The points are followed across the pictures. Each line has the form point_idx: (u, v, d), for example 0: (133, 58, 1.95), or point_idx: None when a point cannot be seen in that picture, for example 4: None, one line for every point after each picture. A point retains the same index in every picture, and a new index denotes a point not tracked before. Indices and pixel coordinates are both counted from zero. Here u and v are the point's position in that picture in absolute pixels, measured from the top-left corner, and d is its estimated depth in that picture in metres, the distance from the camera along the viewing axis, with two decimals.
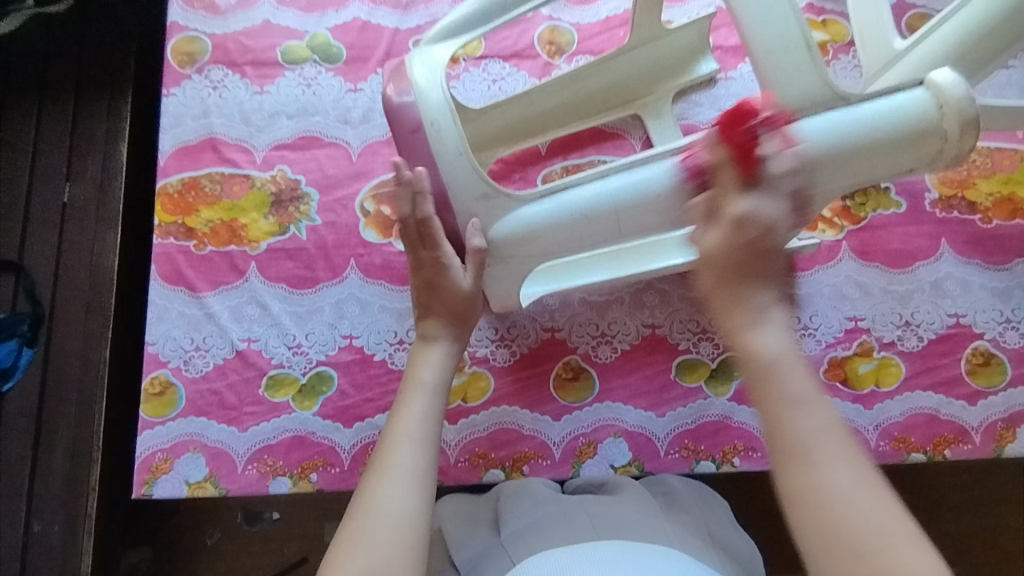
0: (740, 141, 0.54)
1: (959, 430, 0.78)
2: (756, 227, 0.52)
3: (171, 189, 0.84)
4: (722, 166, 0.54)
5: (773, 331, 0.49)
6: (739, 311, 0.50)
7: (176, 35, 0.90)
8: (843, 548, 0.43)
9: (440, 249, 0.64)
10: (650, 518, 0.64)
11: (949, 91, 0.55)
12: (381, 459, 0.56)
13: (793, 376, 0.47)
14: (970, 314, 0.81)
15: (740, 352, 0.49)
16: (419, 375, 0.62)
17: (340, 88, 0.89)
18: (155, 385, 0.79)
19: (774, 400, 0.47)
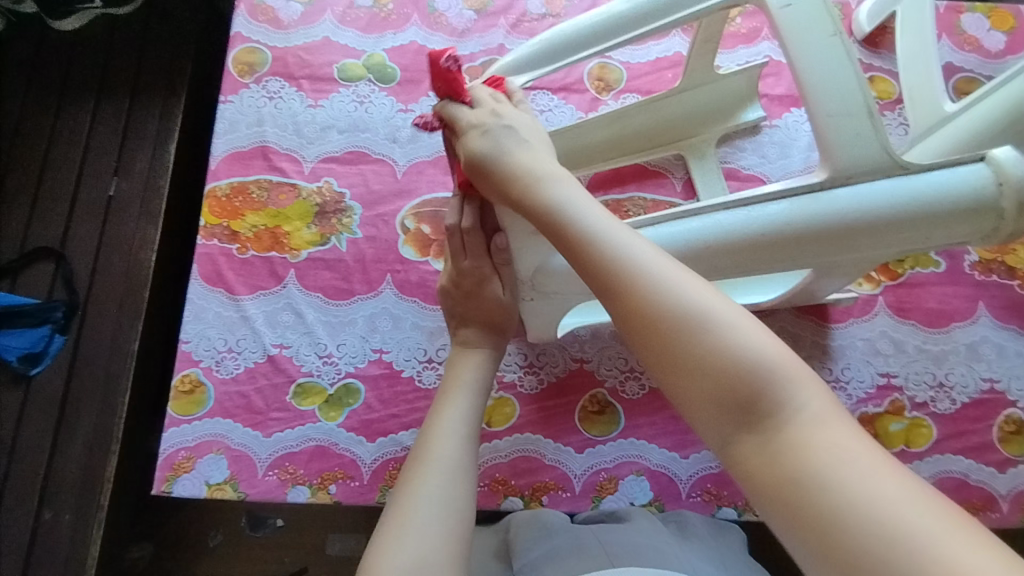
0: (442, 72, 0.60)
1: (988, 497, 0.76)
2: (482, 128, 0.58)
3: (220, 192, 0.86)
4: (450, 110, 0.61)
5: (559, 188, 0.51)
6: (516, 189, 0.54)
7: (238, 45, 0.93)
8: (675, 331, 0.40)
9: (481, 260, 0.67)
10: (661, 543, 0.64)
11: (1009, 169, 0.56)
12: (424, 452, 0.56)
13: (594, 217, 0.48)
14: (1005, 380, 0.80)
15: (541, 220, 0.51)
16: (458, 374, 0.63)
17: (392, 108, 0.91)
18: (185, 383, 0.79)
19: (577, 238, 0.47)
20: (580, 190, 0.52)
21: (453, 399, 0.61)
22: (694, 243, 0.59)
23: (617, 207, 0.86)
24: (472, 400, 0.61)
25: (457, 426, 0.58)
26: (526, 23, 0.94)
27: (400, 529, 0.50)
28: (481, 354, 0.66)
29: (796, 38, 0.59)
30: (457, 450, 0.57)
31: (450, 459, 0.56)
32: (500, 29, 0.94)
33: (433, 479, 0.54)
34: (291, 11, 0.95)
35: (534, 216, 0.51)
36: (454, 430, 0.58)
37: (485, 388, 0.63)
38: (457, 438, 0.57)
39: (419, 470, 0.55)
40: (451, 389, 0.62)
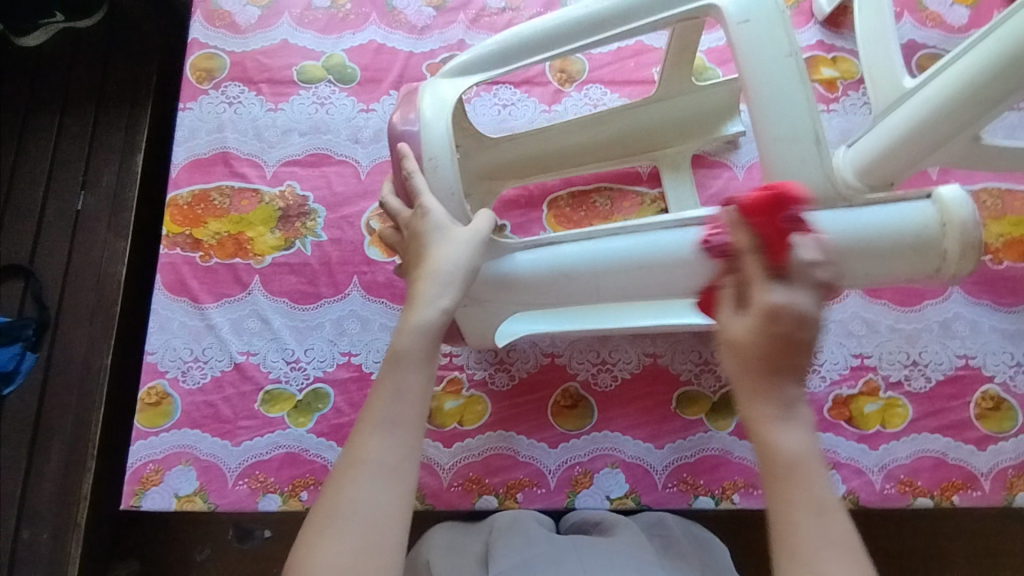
0: (775, 228, 0.49)
1: (968, 475, 0.75)
2: (789, 321, 0.46)
3: (181, 201, 0.86)
4: (745, 254, 0.48)
5: (805, 431, 0.46)
6: (764, 401, 0.46)
7: (195, 52, 0.92)
8: None
9: (426, 196, 0.61)
10: (641, 565, 0.62)
11: (954, 209, 0.59)
12: (352, 451, 0.51)
13: (824, 484, 0.44)
14: (979, 356, 0.80)
15: (760, 447, 0.46)
16: (399, 346, 0.55)
17: (353, 108, 0.90)
18: (151, 395, 0.79)
19: (797, 507, 0.44)
20: (816, 441, 0.46)
21: (386, 386, 0.53)
22: (627, 261, 0.64)
23: (583, 199, 0.86)
24: (404, 386, 0.53)
25: (389, 422, 0.52)
26: (486, 17, 0.93)
27: (327, 536, 0.48)
28: (429, 312, 0.56)
29: (750, 54, 0.59)
30: (389, 449, 0.51)
31: (380, 459, 0.50)
32: (460, 24, 0.93)
33: (359, 487, 0.49)
34: (248, 15, 0.94)
35: (759, 444, 0.46)
36: (384, 426, 0.52)
37: (426, 355, 0.55)
38: (388, 433, 0.51)
39: (345, 475, 0.50)
40: (385, 376, 0.54)
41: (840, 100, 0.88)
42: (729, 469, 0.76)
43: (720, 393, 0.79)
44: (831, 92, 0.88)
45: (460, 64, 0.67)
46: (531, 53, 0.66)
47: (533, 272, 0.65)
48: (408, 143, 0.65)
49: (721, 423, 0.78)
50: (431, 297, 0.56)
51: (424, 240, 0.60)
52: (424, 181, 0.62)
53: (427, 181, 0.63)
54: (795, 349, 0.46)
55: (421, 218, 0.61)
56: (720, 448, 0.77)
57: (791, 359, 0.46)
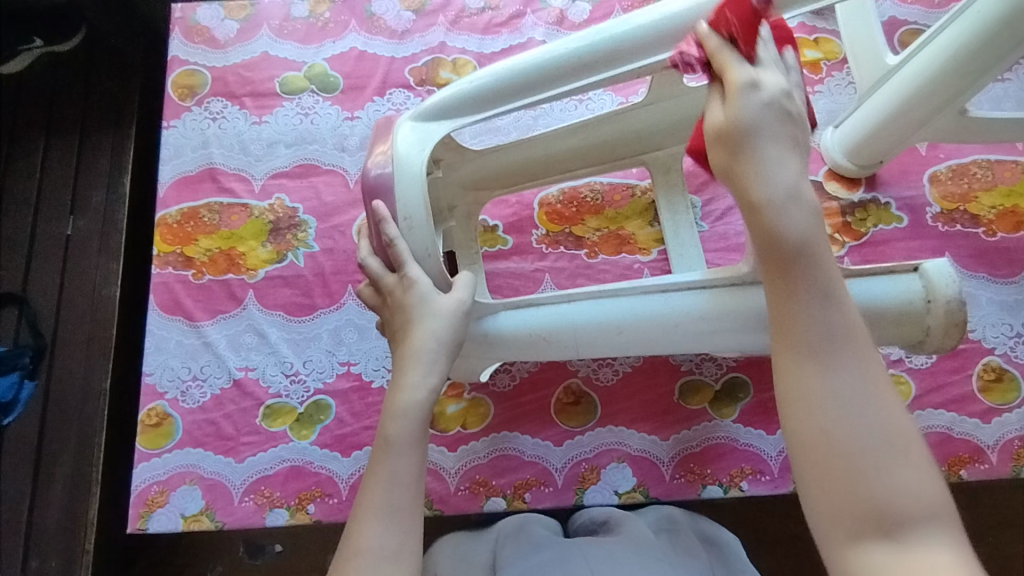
0: (749, 16, 0.50)
1: (974, 449, 0.75)
2: (766, 95, 0.48)
3: (171, 220, 0.85)
4: (721, 49, 0.50)
5: (807, 215, 0.46)
6: (756, 182, 0.47)
7: (176, 69, 0.91)
8: (832, 447, 0.42)
9: (408, 268, 0.60)
10: (648, 562, 0.62)
11: (940, 287, 0.61)
12: (350, 542, 0.54)
13: (828, 275, 0.45)
14: (979, 329, 0.79)
15: (761, 232, 0.46)
16: (388, 433, 0.57)
17: (338, 116, 0.89)
18: (152, 417, 0.78)
19: (799, 288, 0.45)
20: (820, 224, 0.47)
21: (382, 472, 0.56)
22: (605, 324, 0.65)
23: (574, 195, 0.86)
24: (399, 472, 0.55)
25: (387, 509, 0.54)
26: (466, 18, 0.93)
27: None
28: (417, 395, 0.57)
29: None
30: (388, 536, 0.53)
31: (381, 548, 0.53)
32: (440, 26, 0.92)
33: None
34: (227, 29, 0.93)
35: (756, 232, 0.47)
36: (383, 513, 0.54)
37: (418, 439, 0.57)
38: (386, 520, 0.54)
39: (346, 563, 0.53)
40: (380, 464, 0.56)
41: (825, 80, 0.88)
42: (735, 457, 0.76)
43: (723, 381, 0.78)
44: (816, 74, 0.88)
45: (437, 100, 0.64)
46: (517, 91, 0.63)
47: (515, 332, 0.66)
48: (384, 200, 0.61)
49: (726, 410, 0.77)
50: (419, 379, 0.58)
51: (407, 316, 0.60)
52: (406, 247, 0.61)
53: (409, 244, 0.61)
54: (782, 126, 0.48)
55: (406, 289, 0.60)
56: (726, 436, 0.77)
57: (779, 145, 0.48)
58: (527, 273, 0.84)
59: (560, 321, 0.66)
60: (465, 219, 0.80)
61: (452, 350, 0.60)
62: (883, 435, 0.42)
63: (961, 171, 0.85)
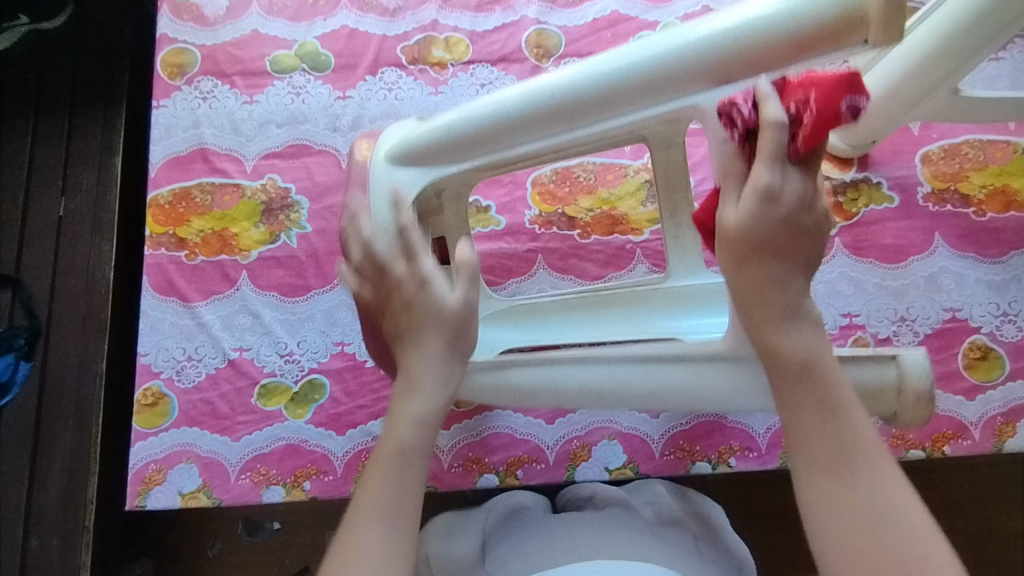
0: (831, 117, 0.45)
1: (958, 425, 0.77)
2: (789, 202, 0.47)
3: (162, 200, 0.85)
4: (771, 126, 0.45)
5: (809, 330, 0.49)
6: (767, 296, 0.48)
7: (165, 47, 0.90)
8: (876, 563, 0.42)
9: (420, 261, 0.54)
10: (630, 533, 0.62)
11: (913, 378, 0.59)
12: (344, 539, 0.48)
13: (834, 379, 0.48)
14: (966, 308, 0.80)
15: (768, 350, 0.49)
16: (395, 436, 0.51)
17: (330, 96, 0.89)
18: (147, 397, 0.79)
19: (811, 402, 0.47)
20: (819, 334, 0.49)
21: (386, 472, 0.50)
22: (585, 386, 0.66)
23: (567, 175, 0.86)
24: (401, 471, 0.50)
25: (381, 508, 0.48)
26: None
27: None
28: (428, 406, 0.52)
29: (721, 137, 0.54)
30: (382, 534, 0.48)
31: (376, 550, 0.47)
32: (432, 3, 0.91)
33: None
34: (216, 6, 0.92)
35: (767, 351, 0.49)
36: (385, 515, 0.48)
37: (427, 448, 0.51)
38: (385, 519, 0.48)
39: (338, 559, 0.47)
40: (381, 460, 0.51)
41: None
42: (724, 434, 0.77)
43: None
44: None
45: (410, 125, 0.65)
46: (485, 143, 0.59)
47: (490, 392, 0.69)
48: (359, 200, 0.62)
49: None
50: (432, 387, 0.52)
51: (415, 314, 0.53)
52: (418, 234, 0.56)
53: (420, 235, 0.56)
54: (796, 239, 0.48)
55: (416, 279, 0.53)
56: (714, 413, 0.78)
57: (788, 258, 0.48)
58: (520, 254, 0.84)
59: (539, 379, 0.67)
60: (455, 201, 0.73)
61: (461, 337, 0.53)
62: (916, 538, 0.43)
63: (953, 151, 0.86)
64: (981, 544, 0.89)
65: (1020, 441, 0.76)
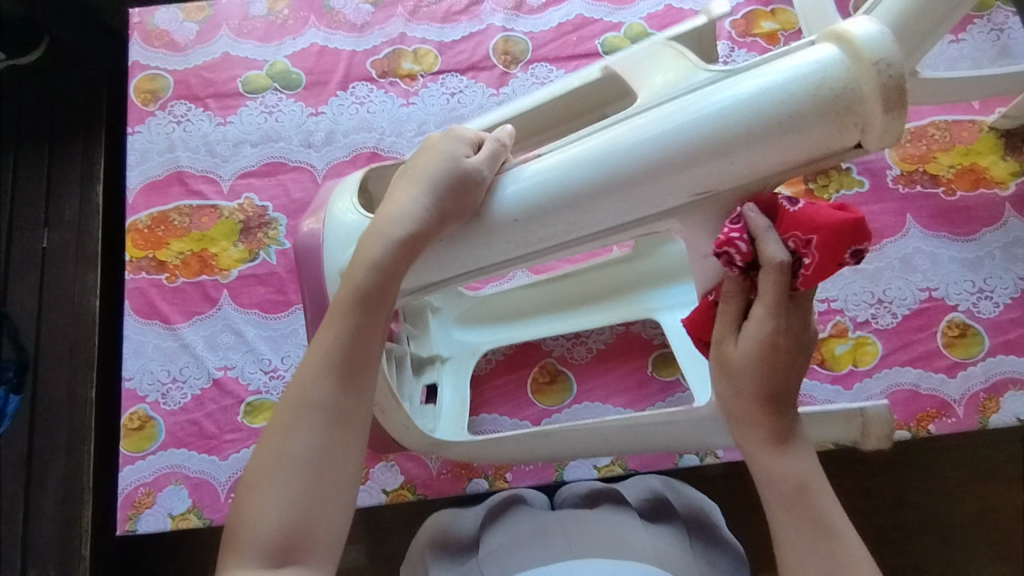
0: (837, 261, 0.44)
1: (941, 403, 0.77)
2: (782, 342, 0.47)
3: (141, 225, 0.86)
4: (777, 275, 0.44)
5: (800, 453, 0.50)
6: (760, 425, 0.50)
7: (138, 74, 0.92)
8: None
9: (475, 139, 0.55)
10: (623, 530, 0.61)
11: (877, 428, 0.69)
12: (290, 391, 0.49)
13: (828, 502, 0.49)
14: (942, 287, 0.81)
15: (760, 475, 0.50)
16: (355, 265, 0.51)
17: (302, 113, 0.90)
18: (134, 420, 0.79)
19: (804, 528, 0.48)
20: (813, 458, 0.51)
21: (332, 334, 0.50)
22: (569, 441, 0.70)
23: None
24: (354, 324, 0.50)
25: (329, 358, 0.49)
26: (425, 7, 0.93)
27: (264, 484, 0.46)
28: (379, 251, 0.51)
29: None
30: (326, 389, 0.49)
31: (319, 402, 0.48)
32: (399, 17, 0.93)
33: (295, 431, 0.47)
34: (186, 32, 0.93)
35: (759, 477, 0.50)
36: (326, 368, 0.49)
37: (371, 306, 0.51)
38: (336, 374, 0.49)
39: (283, 413, 0.48)
40: (340, 304, 0.51)
41: (783, 51, 0.89)
42: None
43: None
44: (773, 45, 0.90)
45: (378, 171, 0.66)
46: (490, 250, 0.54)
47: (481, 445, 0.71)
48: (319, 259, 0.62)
49: None
50: (409, 202, 0.52)
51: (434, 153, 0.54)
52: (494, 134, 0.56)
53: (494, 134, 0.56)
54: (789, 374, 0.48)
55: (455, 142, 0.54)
56: None
57: (783, 392, 0.49)
58: None
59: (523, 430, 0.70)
60: None
61: (460, 213, 0.52)
62: None
63: (919, 133, 0.87)
64: (978, 523, 0.89)
65: (1004, 416, 0.76)
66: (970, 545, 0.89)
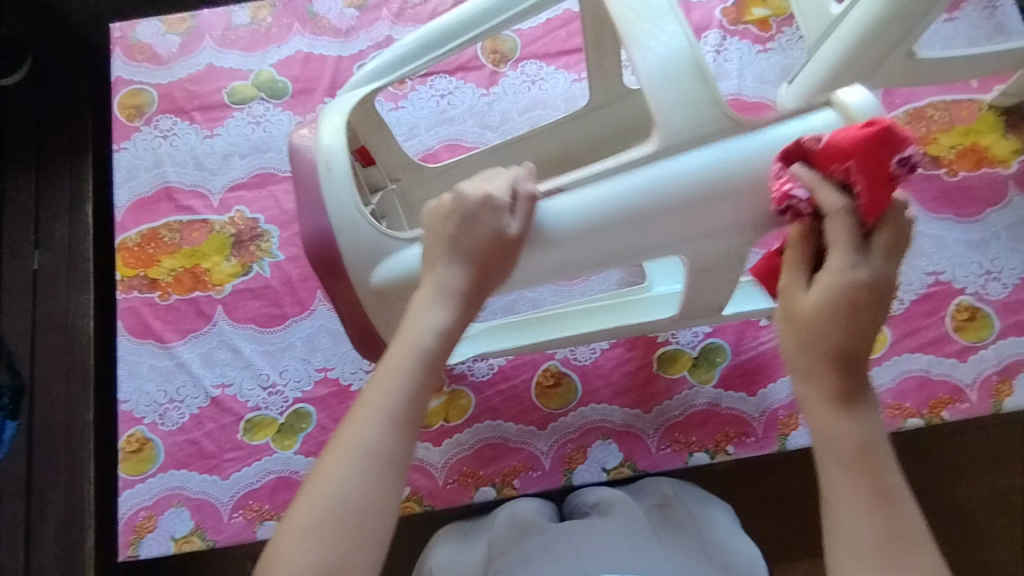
0: (886, 175, 0.45)
1: (953, 389, 0.76)
2: (860, 291, 0.44)
3: (131, 243, 0.84)
4: (835, 215, 0.46)
5: (868, 415, 0.45)
6: (828, 381, 0.45)
7: (122, 90, 0.90)
8: None
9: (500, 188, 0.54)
10: (635, 543, 0.60)
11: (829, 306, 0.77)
12: (342, 430, 0.47)
13: (890, 469, 0.44)
14: (948, 270, 0.80)
15: (822, 431, 0.45)
16: (410, 330, 0.51)
17: (290, 122, 0.88)
18: (132, 443, 0.78)
19: (865, 490, 0.43)
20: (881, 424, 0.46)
21: (394, 374, 0.49)
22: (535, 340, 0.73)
23: None
24: (415, 375, 0.49)
25: (389, 409, 0.47)
26: (410, 9, 0.91)
27: (306, 523, 0.44)
28: (439, 317, 0.51)
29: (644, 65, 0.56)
30: (381, 435, 0.46)
31: (375, 450, 0.46)
32: (385, 20, 0.91)
33: (343, 474, 0.45)
34: (168, 44, 0.92)
35: (821, 433, 0.45)
36: (382, 416, 0.47)
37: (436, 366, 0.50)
38: (395, 427, 0.47)
39: (333, 453, 0.46)
40: (400, 358, 0.49)
41: (775, 38, 0.88)
42: (719, 421, 0.76)
43: (700, 347, 0.78)
44: (766, 32, 0.88)
45: (355, 92, 0.65)
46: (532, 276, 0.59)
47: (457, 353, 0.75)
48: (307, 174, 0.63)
49: (705, 376, 0.77)
50: (448, 270, 0.53)
51: (469, 217, 0.53)
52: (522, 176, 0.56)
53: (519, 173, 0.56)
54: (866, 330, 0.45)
55: (486, 201, 0.53)
56: (707, 401, 0.76)
57: (857, 346, 0.45)
58: None
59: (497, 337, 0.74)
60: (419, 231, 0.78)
61: (505, 263, 0.54)
62: None
63: (917, 115, 0.85)
64: (998, 508, 0.87)
65: (1019, 399, 0.75)
66: (988, 529, 0.87)
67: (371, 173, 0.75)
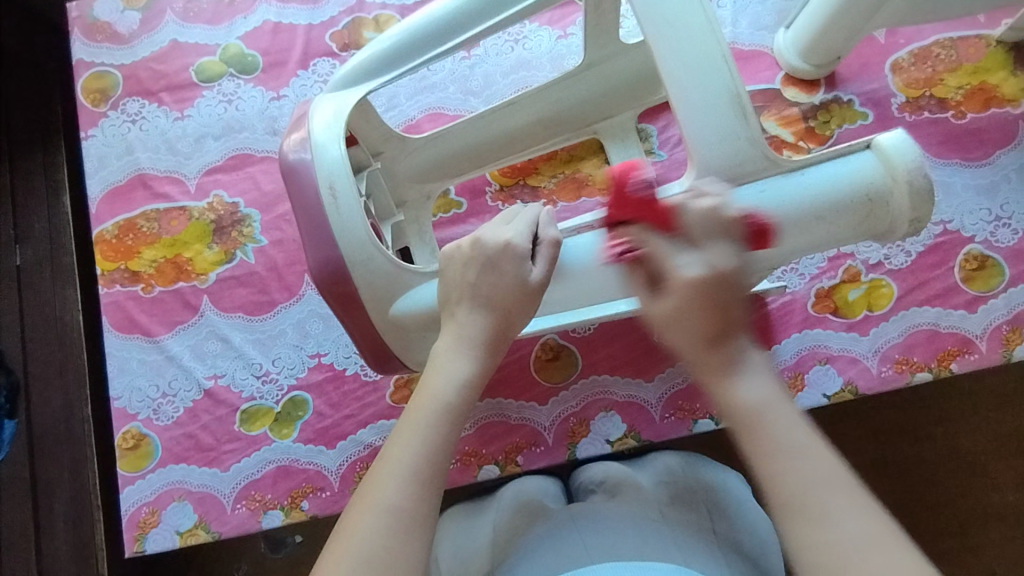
0: (638, 201, 0.51)
1: (962, 341, 0.74)
2: (713, 280, 0.46)
3: (108, 235, 0.81)
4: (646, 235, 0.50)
5: (759, 376, 0.45)
6: (713, 353, 0.46)
7: (84, 73, 0.85)
8: None
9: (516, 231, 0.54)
10: (643, 525, 0.57)
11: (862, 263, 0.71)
12: (364, 487, 0.45)
13: (791, 421, 0.43)
14: (957, 219, 0.77)
15: (719, 400, 0.46)
16: (428, 382, 0.50)
17: (263, 98, 0.84)
18: (128, 440, 0.77)
19: (768, 448, 0.42)
20: (776, 383, 0.45)
21: (418, 419, 0.48)
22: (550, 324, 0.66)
23: None
24: (438, 427, 0.47)
25: (410, 461, 0.45)
26: None
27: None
28: (457, 361, 0.51)
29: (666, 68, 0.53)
30: (404, 493, 0.44)
31: (395, 506, 0.43)
32: None
33: (365, 528, 0.42)
34: (129, 21, 0.87)
35: (718, 399, 0.46)
36: (402, 471, 0.45)
37: (458, 415, 0.48)
38: (420, 479, 0.45)
39: (357, 511, 0.44)
40: (421, 409, 0.48)
41: None
42: None
43: None
44: None
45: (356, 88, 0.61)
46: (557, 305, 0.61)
47: None
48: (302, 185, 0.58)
49: None
50: (467, 316, 0.53)
51: (490, 263, 0.53)
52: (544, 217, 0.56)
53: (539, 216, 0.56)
54: (725, 308, 0.47)
55: (505, 247, 0.54)
56: None
57: (718, 322, 0.46)
58: None
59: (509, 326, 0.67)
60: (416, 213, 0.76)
61: (526, 313, 0.54)
62: None
63: (923, 55, 0.81)
64: (1009, 454, 0.86)
65: None
66: (998, 474, 0.86)
67: (353, 152, 0.69)
